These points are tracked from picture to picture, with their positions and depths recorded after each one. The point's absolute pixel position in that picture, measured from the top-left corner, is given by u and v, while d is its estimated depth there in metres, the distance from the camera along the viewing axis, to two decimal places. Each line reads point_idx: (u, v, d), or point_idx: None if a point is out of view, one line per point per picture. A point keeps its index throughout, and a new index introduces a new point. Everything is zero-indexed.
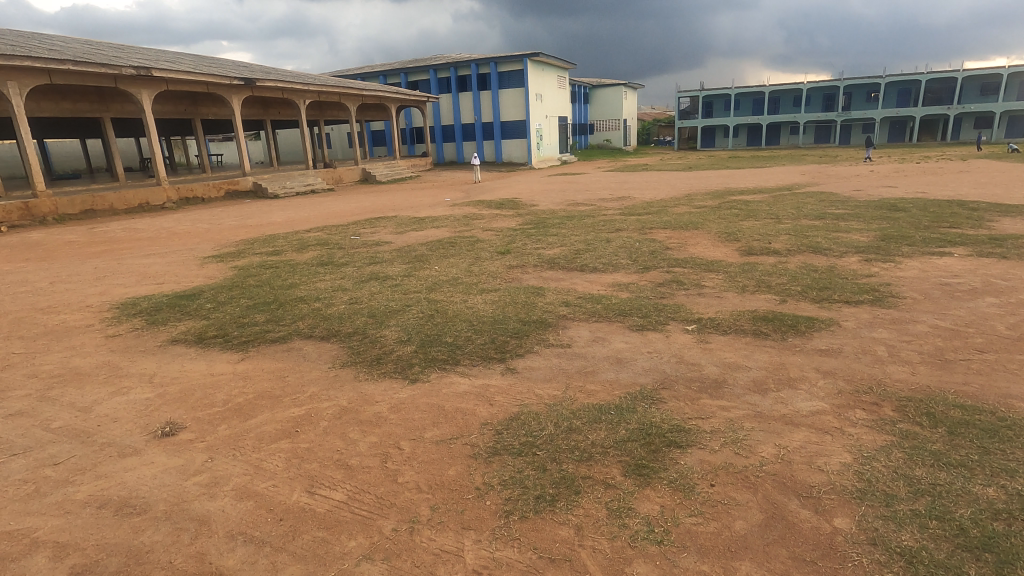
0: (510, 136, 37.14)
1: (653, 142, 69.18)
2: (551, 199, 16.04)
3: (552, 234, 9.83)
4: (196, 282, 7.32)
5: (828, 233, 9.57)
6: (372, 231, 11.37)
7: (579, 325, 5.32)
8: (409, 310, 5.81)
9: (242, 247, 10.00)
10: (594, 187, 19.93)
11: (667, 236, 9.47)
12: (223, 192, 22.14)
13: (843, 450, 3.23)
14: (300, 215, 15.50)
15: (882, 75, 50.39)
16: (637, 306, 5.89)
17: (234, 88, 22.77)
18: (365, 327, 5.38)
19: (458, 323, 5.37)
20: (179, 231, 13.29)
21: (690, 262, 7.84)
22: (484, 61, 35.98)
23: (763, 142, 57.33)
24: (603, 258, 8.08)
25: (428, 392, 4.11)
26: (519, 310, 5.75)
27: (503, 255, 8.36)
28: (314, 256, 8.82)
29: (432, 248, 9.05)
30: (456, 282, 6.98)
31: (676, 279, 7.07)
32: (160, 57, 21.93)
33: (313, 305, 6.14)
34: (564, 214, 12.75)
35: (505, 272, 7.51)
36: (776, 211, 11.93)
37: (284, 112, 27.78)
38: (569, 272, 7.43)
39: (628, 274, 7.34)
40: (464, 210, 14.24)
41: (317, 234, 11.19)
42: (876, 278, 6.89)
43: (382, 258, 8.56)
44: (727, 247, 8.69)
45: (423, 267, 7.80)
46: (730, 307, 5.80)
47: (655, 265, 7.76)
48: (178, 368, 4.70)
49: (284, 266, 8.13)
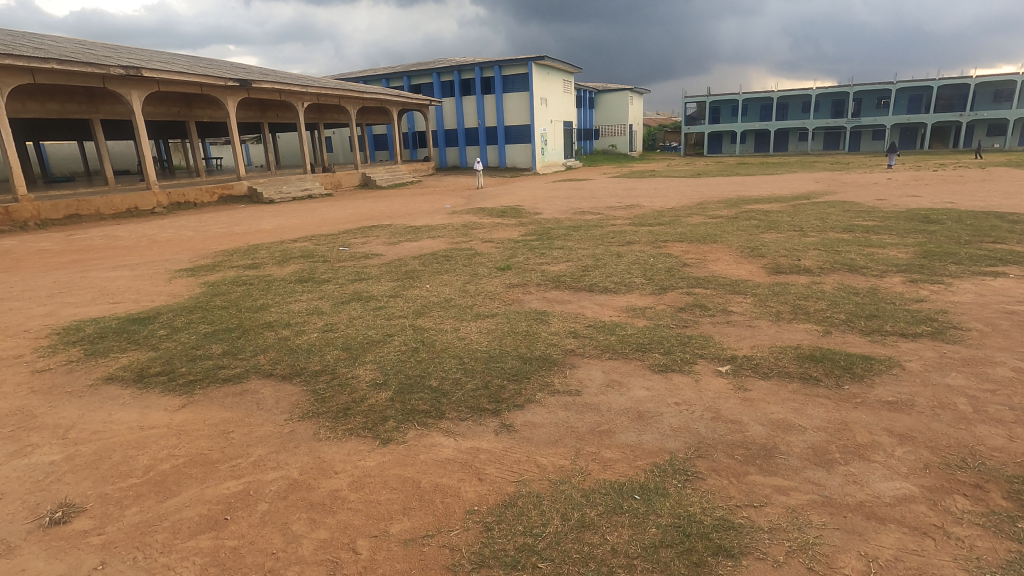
0: (514, 141, 36.39)
1: (659, 147, 68.35)
2: (556, 207, 15.22)
3: (557, 248, 9.00)
4: (156, 301, 6.51)
5: (860, 248, 8.72)
6: (363, 241, 10.58)
7: (590, 364, 4.47)
8: (390, 342, 4.96)
9: (220, 259, 9.23)
10: (600, 193, 19.14)
11: (684, 250, 8.62)
12: (216, 196, 21.44)
13: (956, 567, 2.37)
14: (291, 222, 14.76)
15: (893, 81, 49.54)
16: (657, 338, 5.03)
17: (229, 90, 22.10)
18: (335, 364, 4.53)
19: (447, 360, 4.52)
20: (160, 239, 12.54)
21: (712, 282, 7.01)
22: (488, 64, 35.26)
23: (771, 148, 56.45)
24: (615, 276, 7.24)
25: (401, 460, 3.25)
26: (519, 342, 4.90)
27: (504, 271, 7.54)
28: (295, 271, 8.02)
29: (425, 262, 8.23)
30: (448, 305, 6.14)
31: (699, 302, 6.23)
32: (153, 57, 21.27)
33: (280, 334, 5.30)
34: (570, 224, 11.93)
35: (505, 292, 6.67)
36: (798, 223, 11.07)
37: (282, 114, 27.09)
38: (577, 294, 6.60)
39: (644, 296, 6.50)
40: (463, 218, 13.44)
41: (304, 244, 10.40)
42: (929, 303, 6.03)
43: (370, 273, 7.75)
44: (751, 263, 7.84)
45: (413, 285, 6.97)
46: (766, 341, 4.94)
47: (674, 284, 6.92)
48: (103, 418, 3.87)
49: (259, 282, 7.32)
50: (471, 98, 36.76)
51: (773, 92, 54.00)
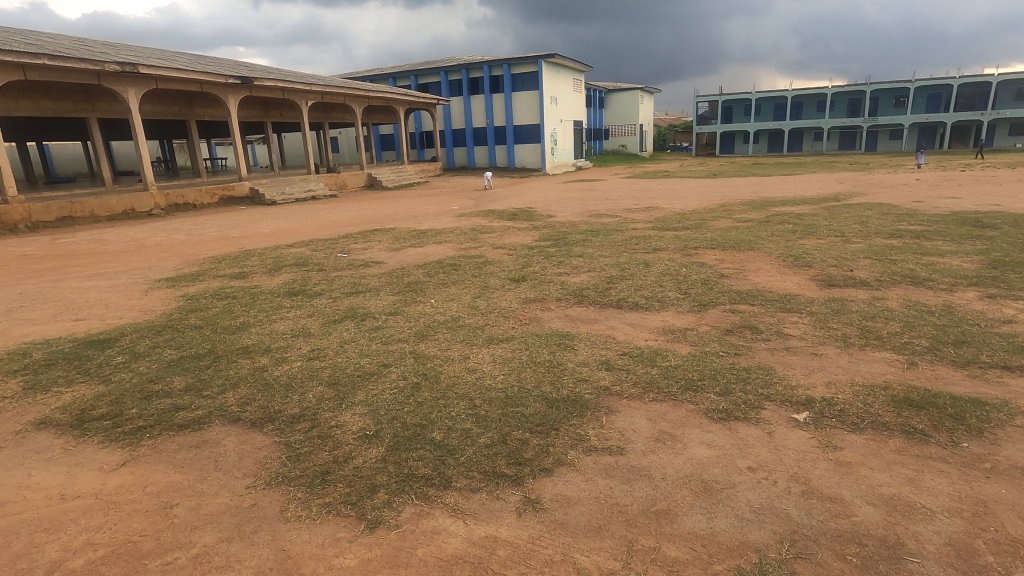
0: (523, 141, 35.56)
1: (669, 148, 67.26)
2: (569, 210, 14.34)
3: (575, 255, 8.16)
4: (123, 319, 5.73)
5: (917, 256, 7.79)
6: (363, 247, 9.78)
7: (632, 409, 3.61)
8: (386, 377, 4.11)
9: (207, 267, 8.46)
10: (615, 195, 18.22)
11: (718, 258, 7.76)
12: (217, 198, 20.77)
13: None
14: (290, 225, 14.01)
15: (912, 79, 48.23)
16: (708, 372, 4.15)
17: (231, 88, 21.43)
18: (317, 407, 3.70)
19: (455, 402, 3.66)
20: (150, 243, 11.81)
21: (759, 296, 6.13)
22: (497, 62, 34.45)
23: (785, 148, 55.27)
24: (646, 290, 6.38)
25: (392, 558, 2.41)
26: (542, 377, 4.05)
27: (519, 283, 6.72)
28: (286, 282, 7.21)
29: (431, 272, 7.42)
30: (455, 325, 5.30)
31: (748, 322, 5.36)
32: (152, 53, 20.61)
33: (257, 363, 4.47)
34: (587, 228, 11.09)
35: (521, 309, 5.83)
36: (838, 227, 10.17)
37: (285, 113, 26.42)
38: (604, 311, 5.78)
39: (681, 314, 5.66)
40: (472, 221, 12.62)
41: (299, 251, 9.61)
42: (1020, 325, 5.12)
43: (369, 285, 6.94)
44: (798, 274, 6.96)
45: (417, 300, 6.14)
46: (841, 376, 4.07)
47: (715, 300, 6.06)
48: (20, 482, 3.06)
49: (244, 296, 6.52)
50: (479, 97, 35.96)
51: (787, 90, 52.77)
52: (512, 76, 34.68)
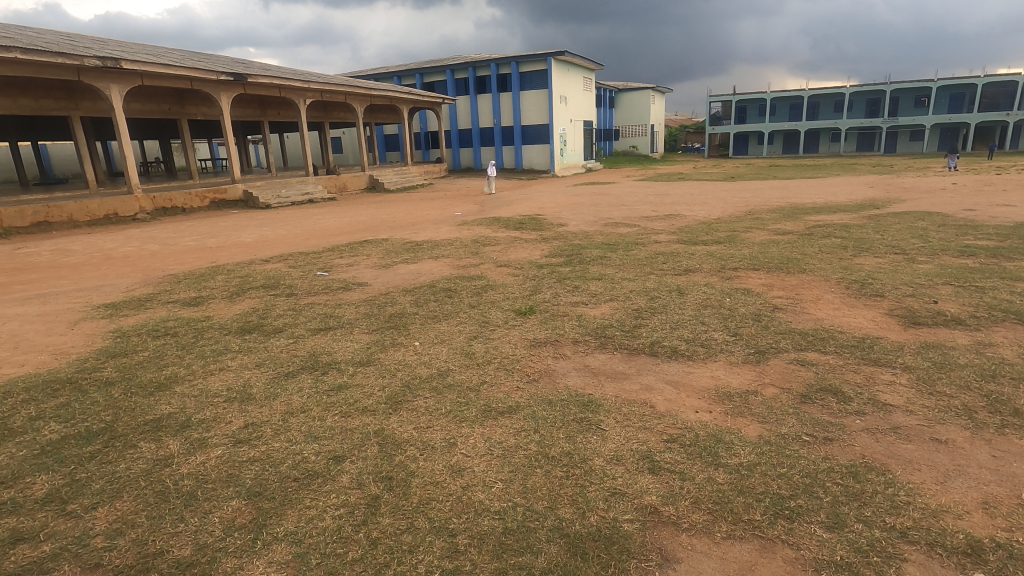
0: (531, 141, 34.29)
1: (681, 149, 65.79)
2: (581, 217, 13.09)
3: (593, 277, 6.90)
4: (24, 366, 4.55)
5: (1005, 282, 6.46)
6: (350, 263, 8.58)
7: (699, 560, 2.32)
8: (333, 484, 2.85)
9: (162, 288, 7.29)
10: (629, 200, 16.92)
11: (764, 283, 6.48)
12: (207, 201, 19.67)
13: None
14: (277, 234, 12.87)
15: (934, 78, 46.44)
16: (800, 478, 2.86)
17: (223, 85, 20.34)
18: (220, 545, 2.44)
19: (426, 545, 2.40)
20: (116, 254, 10.68)
21: (830, 341, 4.84)
22: (505, 60, 33.19)
23: (801, 149, 53.66)
24: (684, 329, 5.10)
25: None
26: (559, 488, 2.77)
27: (526, 318, 5.46)
28: (245, 311, 5.98)
29: (420, 299, 6.20)
30: (442, 385, 4.02)
31: (827, 382, 4.08)
32: (141, 49, 19.55)
33: (162, 450, 3.22)
34: (603, 241, 9.84)
35: (528, 358, 4.55)
36: (892, 242, 8.85)
37: (283, 112, 25.33)
38: (634, 361, 4.53)
39: (735, 367, 4.40)
40: (474, 231, 11.40)
41: (274, 267, 8.45)
42: None
43: (344, 317, 5.71)
44: (868, 307, 5.67)
45: (398, 342, 4.89)
46: (1002, 493, 2.76)
47: (775, 345, 4.78)
48: None
49: (188, 332, 5.30)
50: (486, 96, 34.73)
51: (803, 90, 51.14)
52: (520, 74, 33.46)
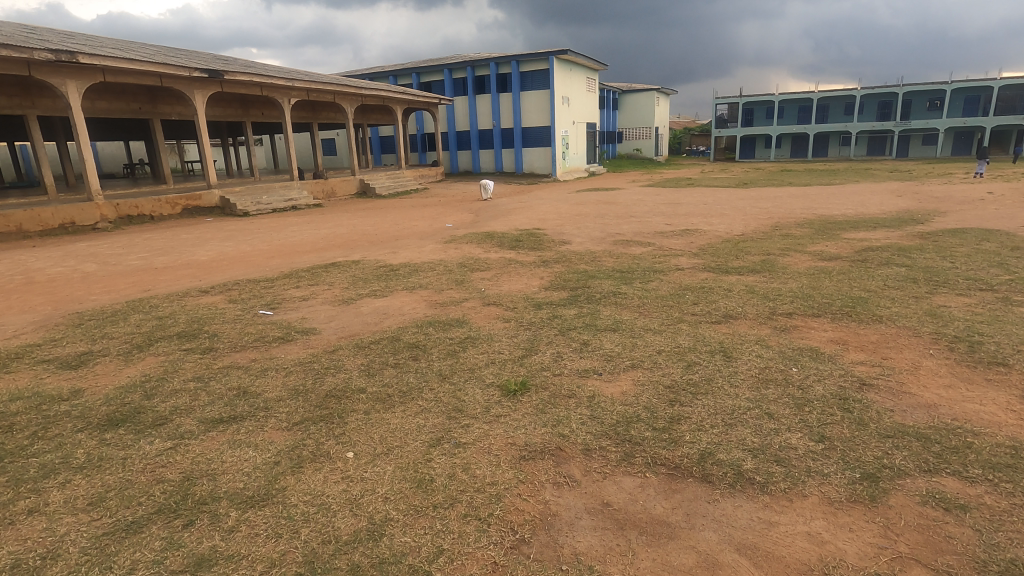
0: (532, 144, 32.73)
1: (685, 152, 64.24)
2: (586, 233, 11.55)
3: (608, 326, 5.31)
4: None
5: None
6: (305, 298, 7.01)
7: None
8: None
9: (55, 334, 5.73)
10: (638, 211, 15.37)
11: (833, 340, 4.90)
12: (179, 208, 18.15)
13: None
14: (238, 250, 11.28)
15: (949, 80, 44.86)
16: None
17: (197, 82, 18.79)
18: None
19: None
20: (40, 277, 9.09)
21: (971, 455, 3.22)
22: (505, 59, 31.60)
23: (809, 153, 52.05)
24: (746, 429, 3.48)
25: None
26: None
27: (515, 403, 3.84)
28: (131, 382, 4.36)
29: (375, 361, 4.61)
30: (366, 566, 2.41)
31: (1006, 555, 2.47)
32: (107, 43, 18.00)
33: None
34: (613, 267, 8.27)
35: (515, 492, 2.94)
36: (969, 272, 7.24)
37: (268, 112, 23.78)
38: (681, 495, 2.94)
39: (844, 513, 2.79)
40: (463, 250, 9.83)
41: (212, 301, 6.90)
42: None
43: (263, 394, 4.08)
44: (993, 386, 4.05)
45: (323, 453, 3.27)
46: None
47: (887, 461, 3.18)
48: None
49: (27, 425, 3.68)
50: (484, 97, 33.21)
51: (813, 92, 49.56)
52: (521, 74, 31.88)
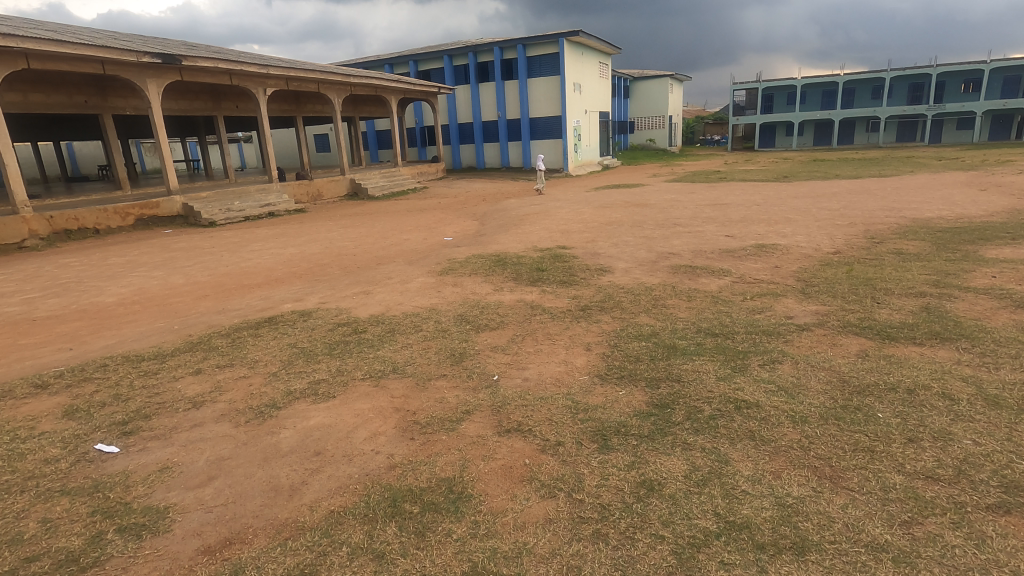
0: (541, 137, 29.67)
1: (698, 142, 61.05)
2: (628, 254, 8.64)
3: (780, 533, 2.42)
4: None
5: None
6: (191, 406, 4.12)
7: None
8: None
9: None
10: (682, 217, 12.41)
11: None
12: (131, 218, 15.33)
13: None
14: (166, 284, 8.49)
15: (988, 59, 41.20)
16: None
17: (150, 69, 15.91)
18: None
19: None
20: None
21: None
22: (509, 43, 28.57)
23: (834, 141, 48.59)
24: None
25: None
26: None
27: None
28: None
29: None
30: None
31: None
32: (40, 25, 15.13)
33: None
34: (692, 324, 5.38)
35: None
36: None
37: (243, 105, 20.94)
38: None
39: None
40: (461, 288, 6.97)
41: (35, 415, 4.05)
42: None
43: None
44: None
45: None
46: None
47: None
48: None
49: None
50: (488, 85, 30.19)
51: (838, 75, 46.09)
52: (527, 59, 28.81)
